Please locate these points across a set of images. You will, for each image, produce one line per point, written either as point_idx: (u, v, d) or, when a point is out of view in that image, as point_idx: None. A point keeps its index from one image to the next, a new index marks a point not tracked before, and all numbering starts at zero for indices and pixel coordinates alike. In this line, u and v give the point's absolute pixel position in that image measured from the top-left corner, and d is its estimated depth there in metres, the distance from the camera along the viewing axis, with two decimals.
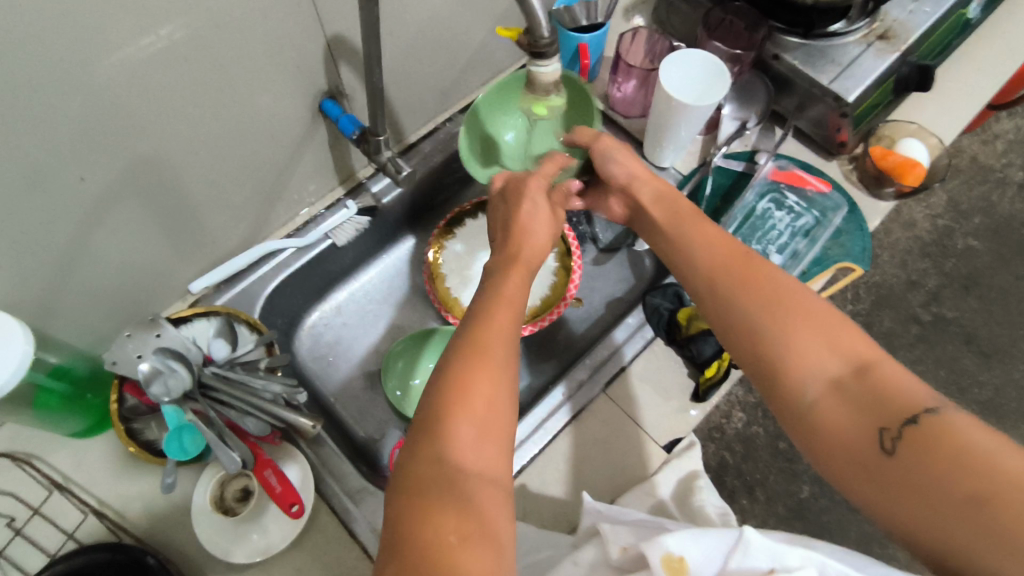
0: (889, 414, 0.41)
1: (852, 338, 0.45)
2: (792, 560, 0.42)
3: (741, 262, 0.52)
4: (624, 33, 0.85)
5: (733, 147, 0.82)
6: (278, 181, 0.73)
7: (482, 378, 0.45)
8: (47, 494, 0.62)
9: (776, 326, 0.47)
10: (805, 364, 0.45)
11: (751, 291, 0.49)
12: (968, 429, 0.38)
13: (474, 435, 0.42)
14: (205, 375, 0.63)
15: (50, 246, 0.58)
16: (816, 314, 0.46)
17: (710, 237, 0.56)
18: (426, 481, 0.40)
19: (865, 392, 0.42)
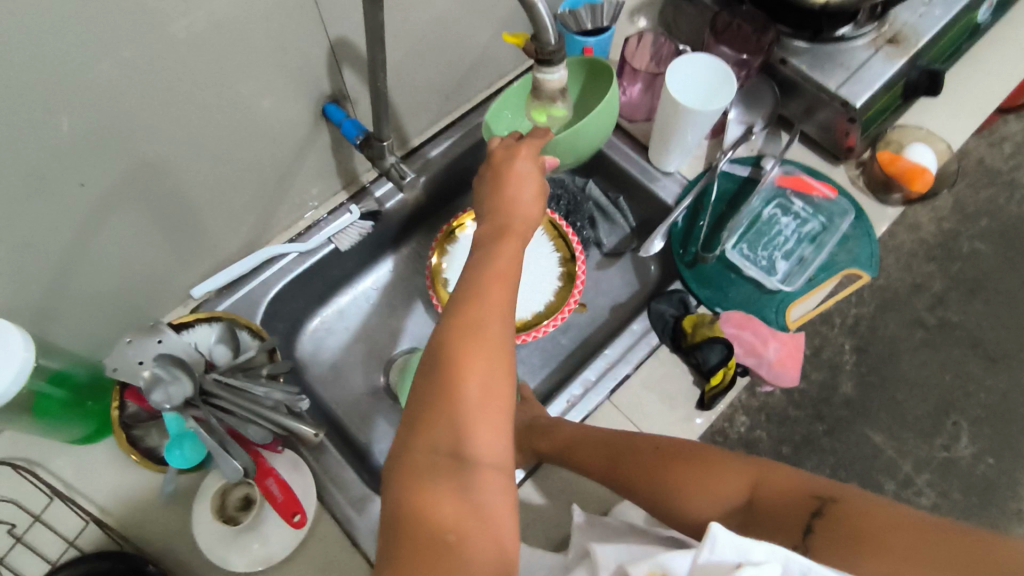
0: (789, 528, 0.47)
1: (722, 477, 0.51)
2: (758, 555, 0.41)
3: (615, 439, 0.59)
4: (630, 36, 0.84)
5: (739, 152, 0.81)
6: (280, 184, 0.73)
7: (484, 371, 0.45)
8: (47, 501, 0.62)
9: (670, 486, 0.53)
10: (708, 523, 0.51)
11: (640, 463, 0.56)
12: (866, 505, 0.45)
13: (481, 434, 0.43)
14: (206, 383, 0.62)
15: (50, 251, 0.57)
16: (664, 458, 0.55)
17: (590, 434, 0.61)
18: (429, 478, 0.42)
19: (762, 516, 0.48)
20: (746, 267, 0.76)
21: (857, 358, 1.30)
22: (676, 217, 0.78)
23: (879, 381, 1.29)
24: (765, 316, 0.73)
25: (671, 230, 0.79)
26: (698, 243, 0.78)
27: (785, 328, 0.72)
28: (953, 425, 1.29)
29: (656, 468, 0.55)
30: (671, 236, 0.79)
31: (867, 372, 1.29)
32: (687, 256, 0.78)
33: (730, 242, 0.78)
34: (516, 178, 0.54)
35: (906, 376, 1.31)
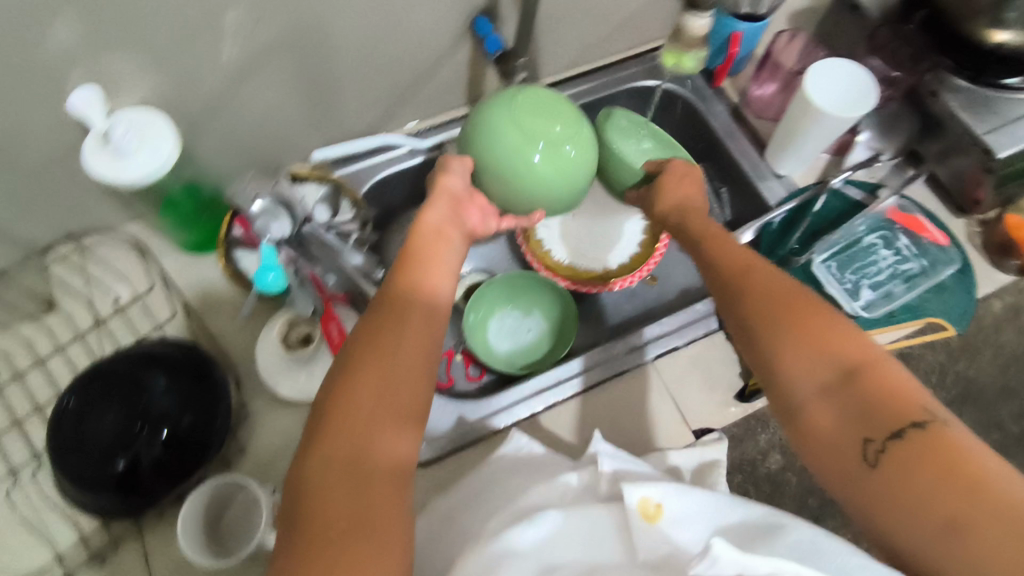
0: (878, 423, 0.39)
1: (844, 338, 0.42)
2: (761, 569, 0.37)
3: (749, 263, 0.49)
4: (782, 34, 0.83)
5: (858, 175, 0.80)
6: (414, 82, 0.78)
7: (389, 369, 0.46)
8: (149, 286, 0.71)
9: (776, 324, 0.44)
10: (795, 373, 0.42)
11: (763, 288, 0.46)
12: (972, 444, 0.37)
13: (376, 432, 0.43)
14: (304, 231, 0.69)
15: (213, 77, 0.65)
16: (777, 296, 0.45)
17: (728, 242, 0.53)
18: (325, 482, 0.41)
19: (857, 398, 0.40)
20: (829, 284, 0.74)
21: None
22: (774, 217, 0.78)
23: None
24: None
25: (765, 229, 0.78)
26: (787, 248, 0.78)
27: None
28: None
29: (782, 300, 0.45)
30: (762, 234, 0.78)
31: None
32: (774, 257, 0.78)
33: (820, 256, 0.77)
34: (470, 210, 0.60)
35: None
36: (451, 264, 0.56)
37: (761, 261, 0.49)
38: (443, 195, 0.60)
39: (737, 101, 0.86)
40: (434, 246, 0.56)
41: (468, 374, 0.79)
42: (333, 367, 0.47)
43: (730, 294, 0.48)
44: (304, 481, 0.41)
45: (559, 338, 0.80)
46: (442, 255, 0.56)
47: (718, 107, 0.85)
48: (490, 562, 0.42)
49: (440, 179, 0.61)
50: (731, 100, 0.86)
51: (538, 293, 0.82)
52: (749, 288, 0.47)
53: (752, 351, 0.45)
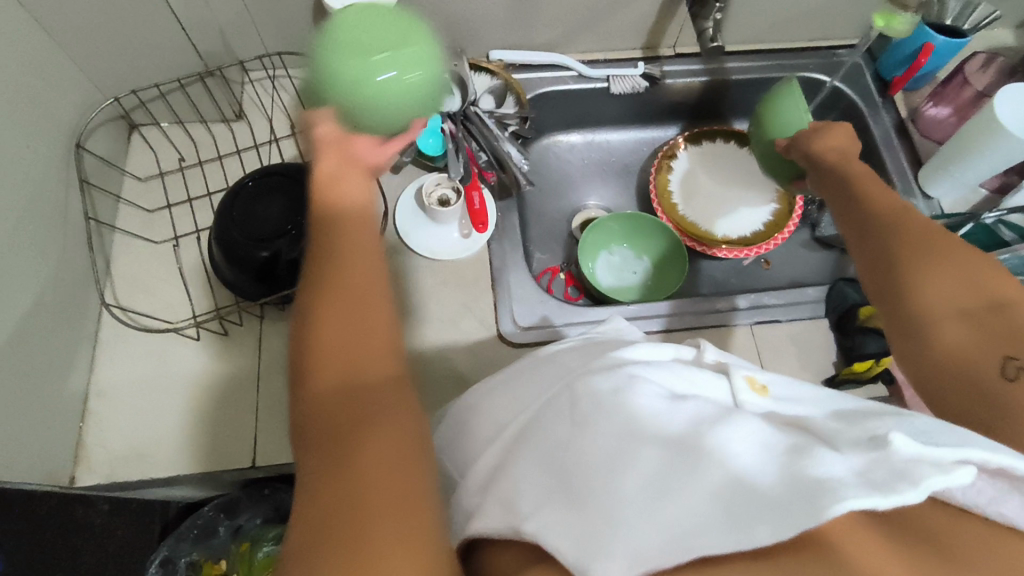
0: (1021, 346, 0.38)
1: (992, 274, 0.43)
2: (944, 454, 0.29)
3: (899, 208, 0.50)
4: (976, 56, 0.82)
5: (1013, 218, 0.76)
6: (603, 10, 0.81)
7: (348, 278, 0.38)
8: None
9: (918, 252, 0.45)
10: (933, 296, 0.43)
11: (909, 226, 0.47)
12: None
13: (356, 352, 0.36)
14: (471, 111, 0.76)
15: None
16: (925, 232, 0.46)
17: (881, 188, 0.53)
18: (324, 417, 0.33)
19: (1001, 323, 0.40)
20: None
21: None
22: None
23: None
24: None
25: None
26: None
27: None
28: None
29: (928, 235, 0.46)
30: None
31: None
32: None
33: None
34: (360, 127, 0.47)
35: None
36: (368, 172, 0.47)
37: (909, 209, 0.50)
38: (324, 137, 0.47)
39: (904, 117, 0.85)
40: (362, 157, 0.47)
41: (566, 292, 0.83)
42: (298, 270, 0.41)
43: (870, 229, 0.50)
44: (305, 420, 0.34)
45: (659, 283, 0.84)
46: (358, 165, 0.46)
47: (882, 117, 0.85)
48: (613, 382, 0.38)
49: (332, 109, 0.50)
50: (899, 114, 0.85)
51: (650, 238, 0.85)
52: (893, 223, 0.49)
53: (888, 279, 0.46)
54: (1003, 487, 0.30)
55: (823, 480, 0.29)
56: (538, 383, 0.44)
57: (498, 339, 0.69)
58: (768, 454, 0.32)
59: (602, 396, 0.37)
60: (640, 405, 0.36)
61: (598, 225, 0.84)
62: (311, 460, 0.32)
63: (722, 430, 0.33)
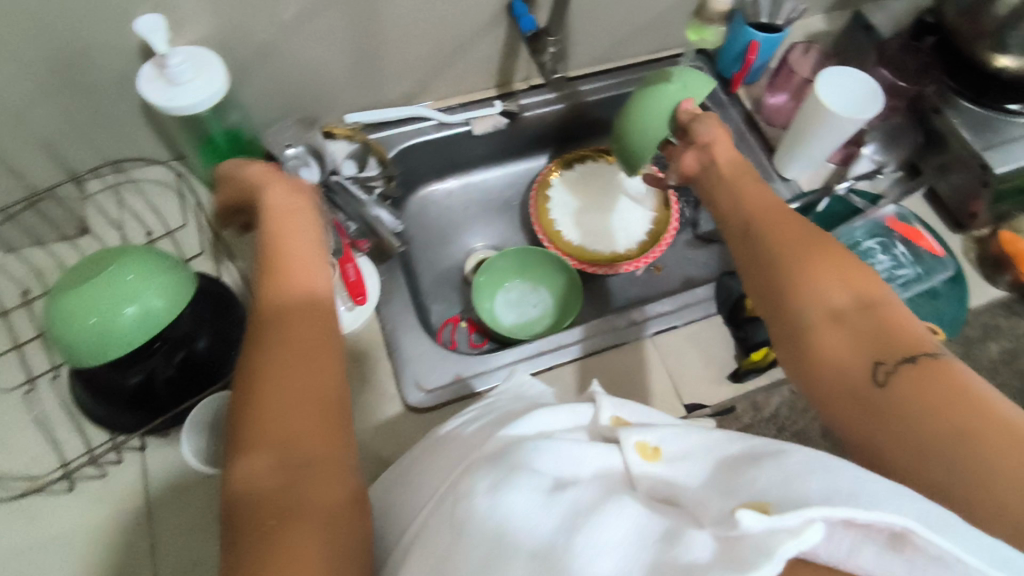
0: (890, 349, 0.40)
1: (860, 272, 0.44)
2: (793, 519, 0.30)
3: (774, 206, 0.51)
4: (798, 44, 0.88)
5: (861, 185, 0.84)
6: (449, 57, 0.81)
7: (264, 384, 0.41)
8: (182, 222, 0.75)
9: (792, 252, 0.46)
10: (810, 295, 0.44)
11: (785, 225, 0.48)
12: (971, 378, 0.38)
13: (290, 424, 0.40)
14: (330, 180, 0.73)
15: (262, 26, 0.68)
16: (798, 230, 0.47)
17: (754, 184, 0.54)
18: (254, 485, 0.37)
19: (870, 322, 0.42)
20: None
21: None
22: None
23: None
24: None
25: None
26: None
27: None
28: None
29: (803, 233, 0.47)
30: None
31: None
32: None
33: None
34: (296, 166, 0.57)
35: None
36: (315, 241, 0.52)
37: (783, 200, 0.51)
38: (279, 210, 0.53)
39: (750, 109, 0.90)
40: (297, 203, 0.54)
41: (471, 340, 0.82)
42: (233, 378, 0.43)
43: (750, 226, 0.50)
44: (235, 480, 0.38)
45: (562, 314, 0.83)
46: (302, 231, 0.52)
47: (731, 113, 0.90)
48: (490, 482, 0.36)
49: (246, 169, 0.58)
50: (745, 108, 0.90)
51: (543, 272, 0.85)
52: (770, 219, 0.49)
53: (769, 278, 0.46)
54: (857, 534, 0.31)
55: (687, 571, 0.30)
56: (438, 470, 0.44)
57: (406, 410, 0.66)
58: (646, 540, 0.32)
59: (470, 500, 0.36)
60: (513, 506, 0.34)
61: (488, 267, 0.84)
62: (230, 533, 0.37)
63: (599, 517, 0.32)
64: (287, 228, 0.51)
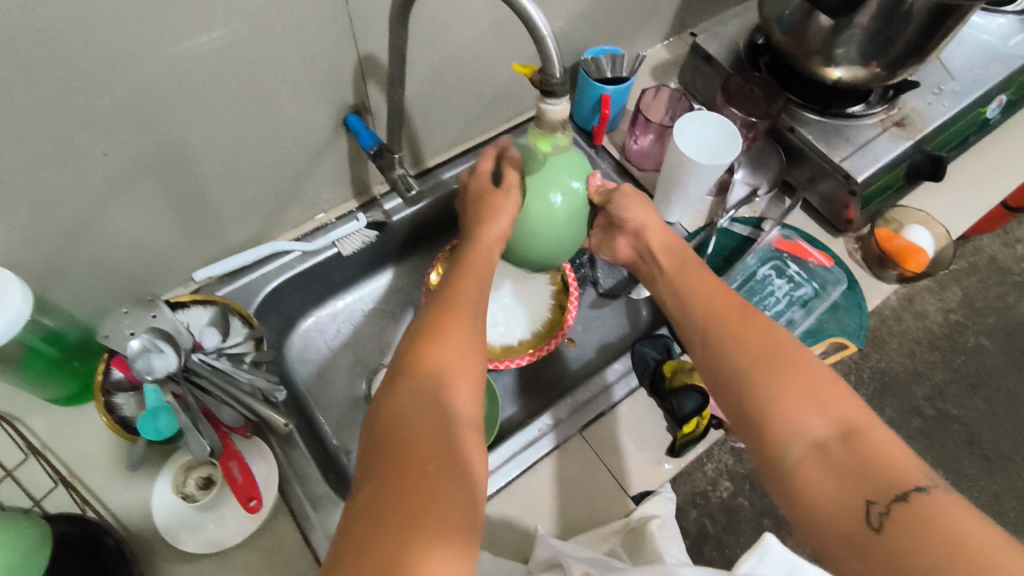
0: (878, 487, 0.43)
1: (842, 403, 0.48)
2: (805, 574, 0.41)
3: (749, 321, 0.56)
4: (647, 89, 0.88)
5: (741, 213, 0.84)
6: (294, 183, 0.75)
7: (415, 417, 0.45)
8: (21, 458, 0.64)
9: (768, 387, 0.50)
10: (796, 427, 0.48)
11: (763, 348, 0.53)
12: (963, 514, 0.40)
13: (458, 402, 0.48)
14: (192, 362, 0.63)
15: (69, 211, 0.60)
16: (775, 355, 0.52)
17: (723, 294, 0.59)
18: (407, 428, 0.44)
19: (853, 455, 0.45)
20: None
21: None
22: None
23: None
24: None
25: None
26: None
27: None
28: None
29: (780, 362, 0.51)
30: None
31: None
32: None
33: None
34: (502, 206, 0.62)
35: None
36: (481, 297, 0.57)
37: (758, 319, 0.56)
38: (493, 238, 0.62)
39: (619, 157, 0.88)
40: (494, 263, 0.62)
41: None
42: (369, 416, 0.47)
43: (721, 355, 0.54)
44: (384, 427, 0.45)
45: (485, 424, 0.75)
46: (488, 272, 0.60)
47: (601, 166, 0.88)
48: None
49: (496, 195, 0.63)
50: (613, 157, 0.88)
51: None
52: (743, 346, 0.54)
53: (752, 416, 0.50)
54: None
55: None
56: None
57: None
58: None
59: None
60: None
61: None
62: (379, 456, 0.43)
63: None
64: (466, 281, 0.58)
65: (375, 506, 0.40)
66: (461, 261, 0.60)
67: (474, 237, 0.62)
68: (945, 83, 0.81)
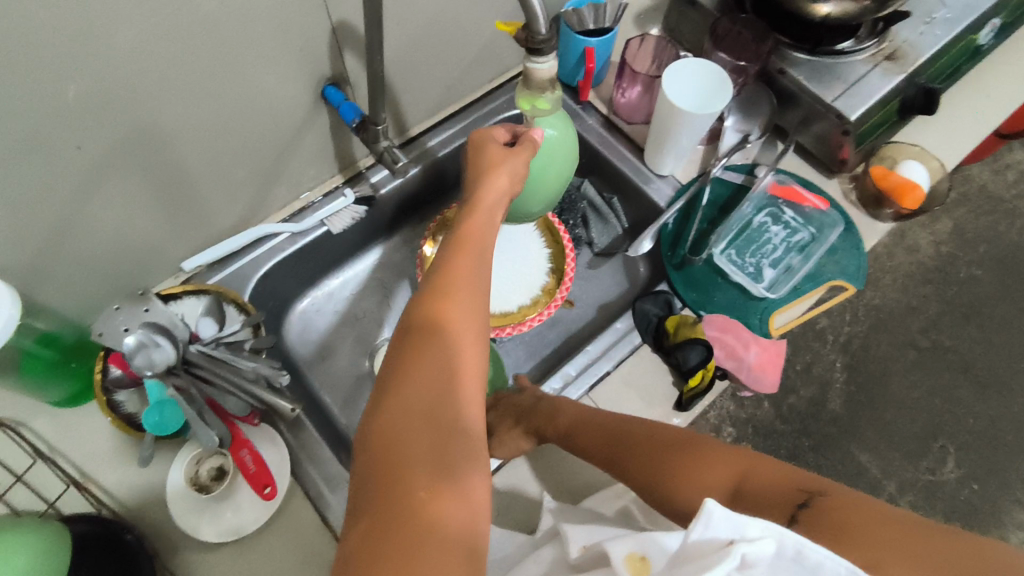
0: (775, 516, 0.44)
1: (712, 464, 0.50)
2: (752, 531, 0.38)
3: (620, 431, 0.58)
4: (632, 38, 0.86)
5: (734, 160, 0.83)
6: (278, 162, 0.73)
7: (404, 409, 0.42)
8: (30, 462, 0.63)
9: (665, 493, 0.51)
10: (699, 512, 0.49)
11: (642, 455, 0.55)
12: (856, 501, 0.42)
13: (462, 391, 0.44)
14: (190, 354, 0.62)
15: (48, 209, 0.58)
16: (665, 451, 0.53)
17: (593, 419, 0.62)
18: (404, 432, 0.40)
19: (744, 510, 0.46)
20: (733, 273, 0.77)
21: (848, 377, 1.30)
22: (667, 218, 0.79)
23: (868, 400, 1.30)
24: (749, 322, 0.74)
25: (661, 231, 0.80)
26: (686, 246, 0.80)
27: (767, 334, 0.73)
28: (940, 448, 1.29)
29: (660, 455, 0.53)
30: (660, 237, 0.80)
31: (856, 391, 1.30)
32: (675, 257, 0.79)
33: (719, 246, 0.79)
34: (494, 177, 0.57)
35: (896, 397, 1.31)
36: (481, 264, 0.52)
37: (631, 426, 0.58)
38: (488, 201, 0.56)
39: (606, 112, 0.86)
40: (493, 235, 0.56)
41: None
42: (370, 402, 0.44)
43: (616, 461, 0.57)
44: (382, 435, 0.41)
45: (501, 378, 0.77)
46: (491, 234, 0.55)
47: (589, 122, 0.86)
48: None
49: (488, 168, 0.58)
50: (601, 112, 0.86)
51: None
52: (637, 458, 0.55)
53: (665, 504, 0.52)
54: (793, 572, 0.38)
55: None
56: None
57: None
58: None
59: None
60: None
61: None
62: (369, 470, 0.39)
63: None
64: (464, 259, 0.51)
65: (374, 514, 0.37)
66: (454, 234, 0.54)
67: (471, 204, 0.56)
68: (937, 11, 0.79)
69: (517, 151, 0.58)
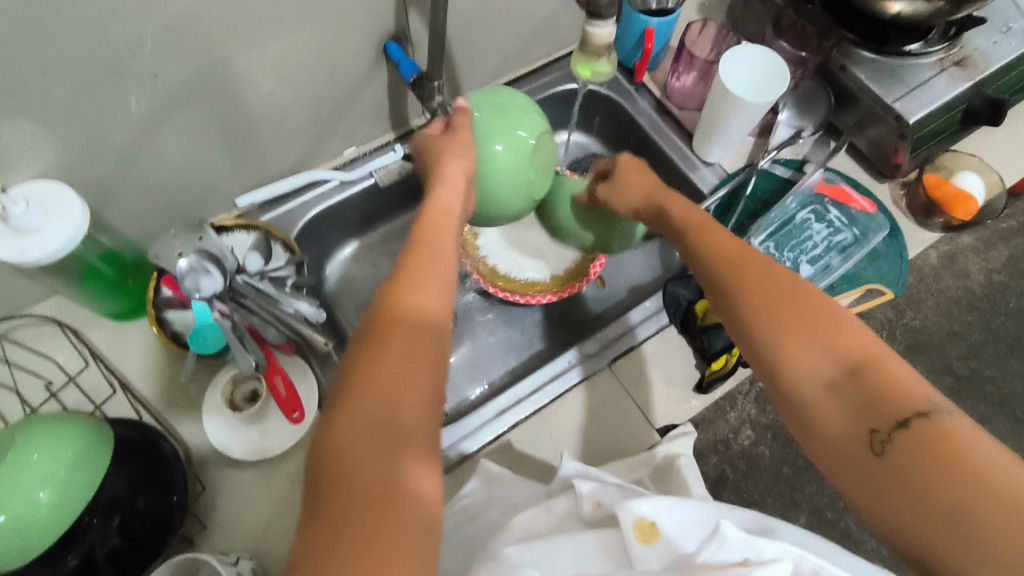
0: (882, 413, 0.41)
1: (844, 330, 0.44)
2: (769, 553, 0.41)
3: (745, 261, 0.52)
4: (694, 23, 0.85)
5: (784, 154, 0.82)
6: (335, 113, 0.76)
7: (356, 415, 0.39)
8: (82, 366, 0.68)
9: (772, 328, 0.46)
10: (802, 367, 0.44)
11: (768, 287, 0.49)
12: (974, 433, 0.39)
13: (415, 391, 0.41)
14: (236, 283, 0.65)
15: (121, 133, 0.61)
16: (793, 296, 0.47)
17: (722, 242, 0.56)
18: (353, 445, 0.37)
19: (862, 388, 0.42)
20: None
21: None
22: (709, 204, 0.79)
23: None
24: None
25: None
26: None
27: None
28: None
29: (780, 296, 0.48)
30: None
31: None
32: None
33: (757, 238, 0.78)
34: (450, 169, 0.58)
35: None
36: (444, 267, 0.50)
37: (756, 261, 0.51)
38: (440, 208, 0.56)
39: (659, 96, 0.86)
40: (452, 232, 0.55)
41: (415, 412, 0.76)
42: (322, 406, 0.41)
43: (725, 291, 0.51)
44: (331, 448, 0.38)
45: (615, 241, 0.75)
46: (451, 236, 0.54)
47: (641, 104, 0.86)
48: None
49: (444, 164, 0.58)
50: (654, 95, 0.86)
51: (488, 313, 0.84)
52: (759, 294, 0.48)
53: (761, 351, 0.47)
54: None
55: None
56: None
57: None
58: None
59: None
60: None
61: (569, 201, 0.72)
62: (315, 486, 0.37)
63: None
64: (422, 255, 0.50)
65: (328, 528, 0.34)
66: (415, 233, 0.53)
67: (428, 201, 0.56)
68: (1014, 21, 0.76)
69: (459, 138, 0.60)
